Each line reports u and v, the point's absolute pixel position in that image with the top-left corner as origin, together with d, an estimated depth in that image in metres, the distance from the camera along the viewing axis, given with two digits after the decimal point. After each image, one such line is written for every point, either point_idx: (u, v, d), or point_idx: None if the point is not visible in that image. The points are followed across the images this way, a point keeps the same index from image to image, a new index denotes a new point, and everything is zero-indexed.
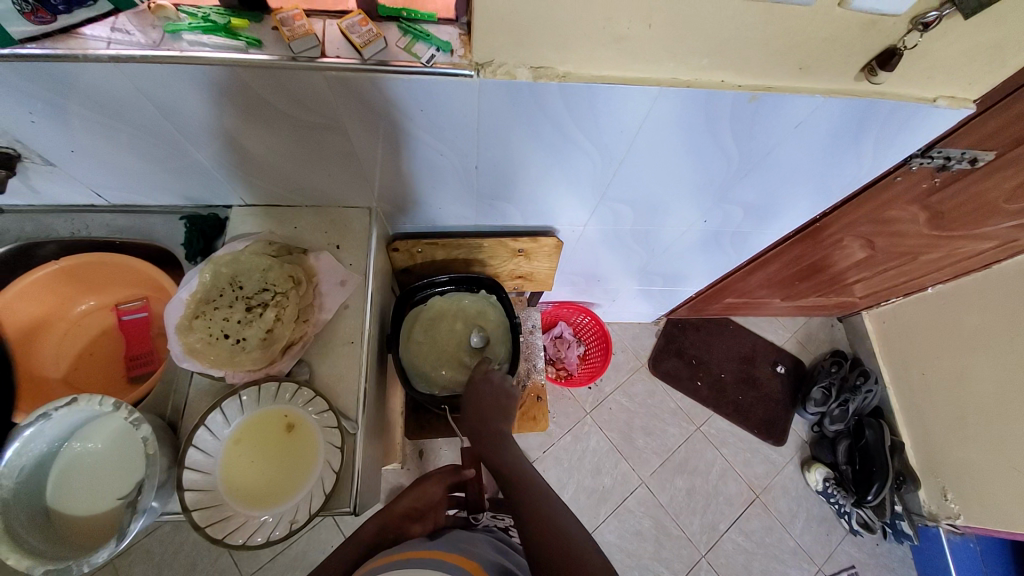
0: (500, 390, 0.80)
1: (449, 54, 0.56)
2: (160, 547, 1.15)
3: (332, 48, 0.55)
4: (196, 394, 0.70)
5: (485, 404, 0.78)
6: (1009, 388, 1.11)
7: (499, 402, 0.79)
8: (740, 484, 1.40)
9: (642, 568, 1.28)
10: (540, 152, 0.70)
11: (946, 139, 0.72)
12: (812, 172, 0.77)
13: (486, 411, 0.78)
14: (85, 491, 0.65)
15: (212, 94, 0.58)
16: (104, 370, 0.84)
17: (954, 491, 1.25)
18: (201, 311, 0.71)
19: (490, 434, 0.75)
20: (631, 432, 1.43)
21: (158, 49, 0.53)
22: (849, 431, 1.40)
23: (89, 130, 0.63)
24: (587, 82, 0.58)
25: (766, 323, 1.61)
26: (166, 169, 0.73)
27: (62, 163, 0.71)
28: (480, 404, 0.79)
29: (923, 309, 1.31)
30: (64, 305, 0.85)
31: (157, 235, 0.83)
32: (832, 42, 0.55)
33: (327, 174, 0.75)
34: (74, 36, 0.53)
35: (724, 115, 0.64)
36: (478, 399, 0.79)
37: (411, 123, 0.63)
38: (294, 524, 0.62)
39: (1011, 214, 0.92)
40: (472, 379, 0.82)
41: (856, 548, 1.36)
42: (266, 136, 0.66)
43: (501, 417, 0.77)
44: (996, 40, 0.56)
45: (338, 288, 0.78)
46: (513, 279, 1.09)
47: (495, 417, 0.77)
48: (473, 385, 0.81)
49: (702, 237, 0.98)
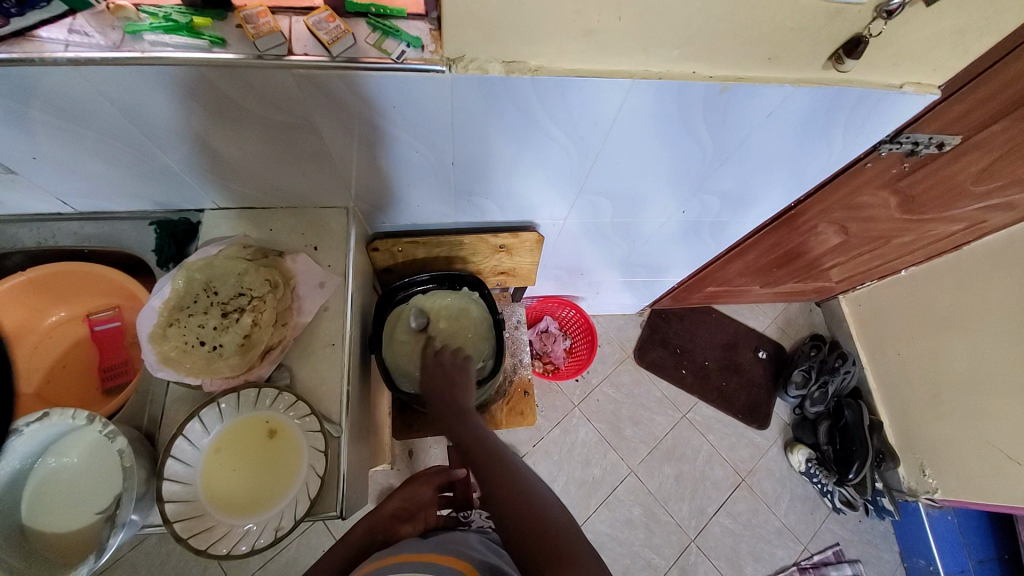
0: (454, 368, 0.80)
1: (420, 50, 0.55)
2: (146, 559, 1.13)
3: (299, 45, 0.54)
4: (174, 404, 0.69)
5: (441, 386, 0.78)
6: (982, 365, 1.14)
7: (454, 379, 0.79)
8: (727, 468, 1.42)
9: (633, 556, 1.30)
10: (517, 148, 0.70)
11: (914, 124, 0.74)
12: (786, 160, 0.78)
13: (444, 391, 0.77)
14: (59, 508, 0.63)
15: (177, 96, 0.56)
16: (78, 383, 0.82)
17: (931, 467, 1.29)
18: (175, 318, 0.69)
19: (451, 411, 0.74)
20: (619, 422, 1.44)
21: (119, 51, 0.51)
22: (830, 412, 1.43)
23: (50, 136, 0.61)
24: (560, 76, 0.57)
25: (747, 310, 1.63)
26: (134, 174, 0.71)
27: (24, 171, 0.68)
28: (437, 387, 0.78)
29: (898, 290, 1.35)
30: (35, 317, 0.82)
31: (127, 242, 0.81)
32: (800, 31, 0.55)
33: (301, 174, 0.73)
34: (28, 39, 0.51)
35: (698, 105, 0.64)
36: (433, 385, 0.79)
37: (385, 121, 0.62)
38: (280, 531, 0.62)
39: (977, 196, 0.95)
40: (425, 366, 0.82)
41: (840, 526, 1.40)
42: (236, 138, 0.64)
43: (460, 391, 0.77)
44: (957, 26, 0.57)
45: (317, 290, 0.76)
46: (496, 275, 1.09)
47: (454, 393, 0.77)
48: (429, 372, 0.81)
49: (681, 227, 0.99)
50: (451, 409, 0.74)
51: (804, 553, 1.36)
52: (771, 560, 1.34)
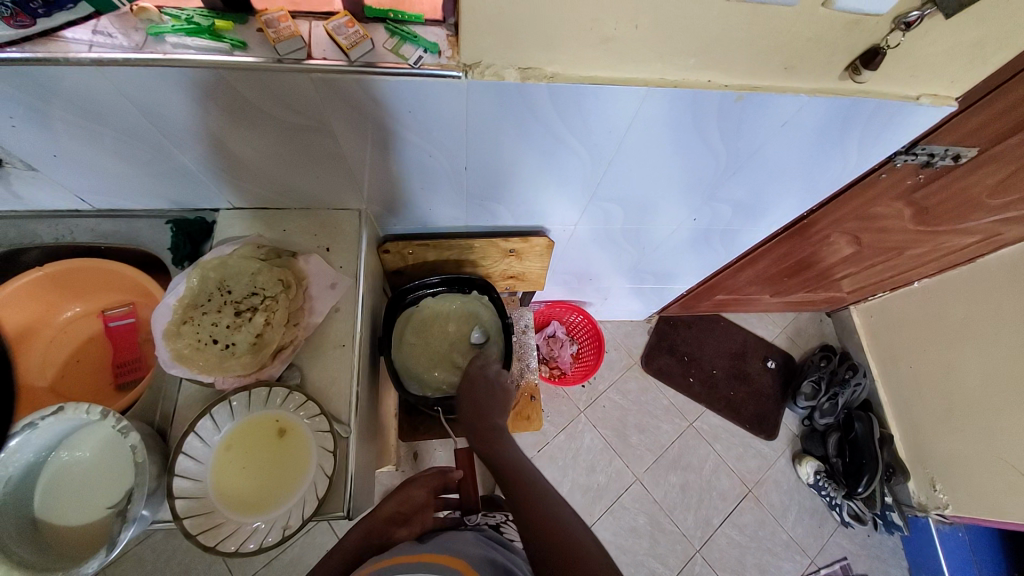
0: (494, 384, 0.85)
1: (437, 55, 0.56)
2: (152, 554, 1.14)
3: (318, 50, 0.55)
4: (186, 401, 0.70)
5: (481, 399, 0.82)
6: (995, 380, 1.13)
7: (493, 396, 0.83)
8: (733, 479, 1.41)
9: (637, 565, 1.29)
10: (530, 153, 0.70)
11: (930, 136, 0.73)
12: (799, 169, 0.77)
13: (483, 407, 0.81)
14: (72, 502, 0.64)
15: (197, 97, 0.57)
16: (91, 378, 0.83)
17: (942, 482, 1.27)
18: (189, 316, 0.70)
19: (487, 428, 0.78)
20: (625, 429, 1.43)
21: (142, 53, 0.52)
22: (839, 425, 1.42)
23: (72, 134, 0.62)
24: (574, 82, 0.58)
25: (757, 319, 1.62)
26: (152, 173, 0.72)
27: (45, 168, 0.69)
28: (476, 399, 0.82)
29: (910, 302, 1.33)
30: (51, 311, 0.83)
31: (143, 240, 0.82)
32: (816, 42, 0.55)
33: (316, 176, 0.74)
34: (54, 39, 0.52)
35: (712, 114, 0.64)
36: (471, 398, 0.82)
37: (400, 125, 0.63)
38: (287, 530, 0.62)
39: (994, 209, 0.94)
40: (467, 374, 0.86)
41: (848, 540, 1.38)
42: (253, 140, 0.65)
43: (496, 412, 0.81)
44: (976, 38, 0.56)
45: (328, 291, 0.77)
46: (505, 280, 1.09)
47: (491, 411, 0.80)
48: (468, 379, 0.86)
49: (692, 235, 0.99)
50: (483, 421, 0.79)
51: (811, 566, 1.34)
52: (777, 572, 1.32)
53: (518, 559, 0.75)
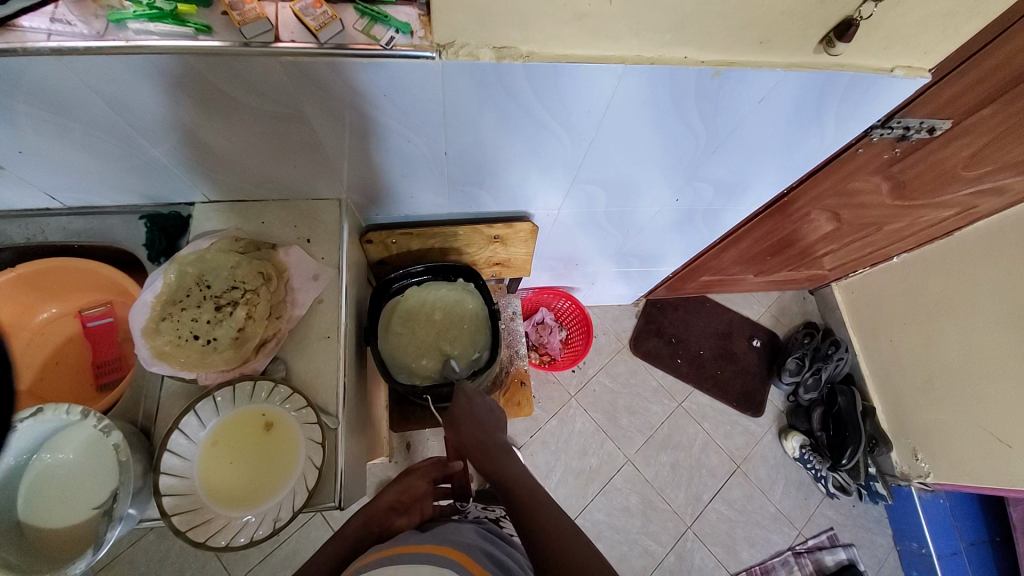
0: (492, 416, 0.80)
1: (409, 36, 0.54)
2: (145, 556, 1.14)
3: (286, 32, 0.53)
4: (169, 399, 0.68)
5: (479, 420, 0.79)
6: (974, 350, 1.15)
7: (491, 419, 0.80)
8: (722, 456, 1.43)
9: (631, 543, 1.31)
10: (509, 135, 0.69)
11: (905, 109, 0.74)
12: (778, 146, 0.78)
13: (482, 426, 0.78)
14: (53, 504, 0.63)
15: (165, 87, 0.56)
16: (70, 379, 0.81)
17: (924, 451, 1.31)
18: (168, 312, 0.69)
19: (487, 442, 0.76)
20: (616, 412, 1.45)
21: (103, 40, 0.50)
22: (823, 399, 1.45)
23: (36, 129, 0.60)
24: (551, 61, 0.57)
25: (742, 299, 1.64)
26: (122, 167, 0.70)
27: (11, 166, 0.67)
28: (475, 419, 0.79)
29: (890, 277, 1.36)
30: (26, 313, 0.81)
31: (117, 237, 0.80)
32: (790, 15, 0.55)
33: (291, 165, 0.73)
34: (11, 28, 0.50)
35: (689, 91, 0.64)
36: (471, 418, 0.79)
37: (377, 111, 0.62)
38: (278, 522, 0.62)
39: (968, 181, 0.96)
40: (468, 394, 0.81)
41: (833, 510, 1.41)
42: (225, 129, 0.64)
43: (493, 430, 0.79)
44: (947, 9, 0.57)
45: (311, 282, 0.76)
46: (491, 266, 1.09)
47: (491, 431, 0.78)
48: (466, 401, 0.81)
49: (676, 216, 0.99)
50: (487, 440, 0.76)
51: (799, 537, 1.37)
52: (766, 544, 1.36)
53: (518, 555, 0.75)
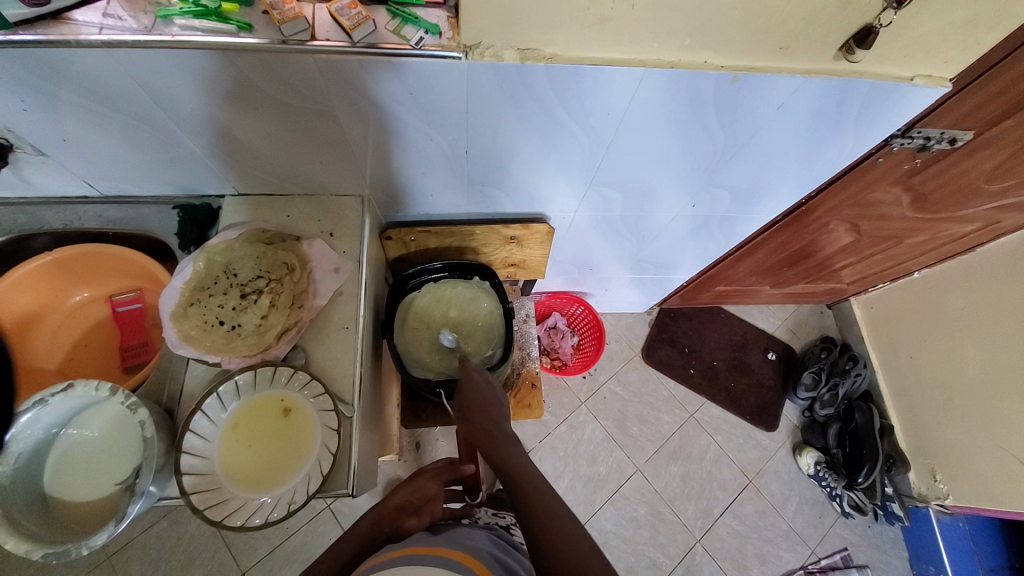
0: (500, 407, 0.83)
1: (438, 36, 0.57)
2: (157, 543, 1.16)
3: (322, 31, 0.56)
4: (193, 382, 0.71)
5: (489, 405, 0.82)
6: (998, 369, 1.13)
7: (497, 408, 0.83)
8: (734, 469, 1.41)
9: (638, 555, 1.30)
10: (529, 136, 0.71)
11: (926, 118, 0.74)
12: (796, 155, 0.79)
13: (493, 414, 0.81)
14: (78, 479, 0.65)
15: (203, 80, 0.58)
16: (99, 362, 0.85)
17: (943, 472, 1.27)
18: (196, 298, 0.71)
19: (499, 435, 0.77)
20: (626, 421, 1.44)
21: (150, 34, 0.53)
22: (839, 415, 1.44)
23: (80, 118, 0.64)
24: (573, 63, 0.58)
25: (757, 311, 1.63)
26: (159, 158, 0.73)
27: (55, 154, 0.71)
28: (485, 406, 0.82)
29: (910, 292, 1.34)
30: (59, 296, 0.85)
31: (150, 226, 0.83)
32: (810, 21, 0.56)
33: (318, 160, 0.75)
34: (64, 21, 0.53)
35: (708, 96, 0.65)
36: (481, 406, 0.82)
37: (401, 109, 0.64)
38: (293, 504, 0.63)
39: (991, 196, 0.95)
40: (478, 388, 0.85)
41: (849, 530, 1.38)
42: (257, 123, 0.66)
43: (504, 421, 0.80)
44: (968, 17, 0.57)
45: (332, 275, 0.78)
46: (506, 267, 1.11)
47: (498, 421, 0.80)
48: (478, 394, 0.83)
49: (691, 223, 1.00)
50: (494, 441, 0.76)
51: (812, 556, 1.34)
52: (778, 562, 1.33)
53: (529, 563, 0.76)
